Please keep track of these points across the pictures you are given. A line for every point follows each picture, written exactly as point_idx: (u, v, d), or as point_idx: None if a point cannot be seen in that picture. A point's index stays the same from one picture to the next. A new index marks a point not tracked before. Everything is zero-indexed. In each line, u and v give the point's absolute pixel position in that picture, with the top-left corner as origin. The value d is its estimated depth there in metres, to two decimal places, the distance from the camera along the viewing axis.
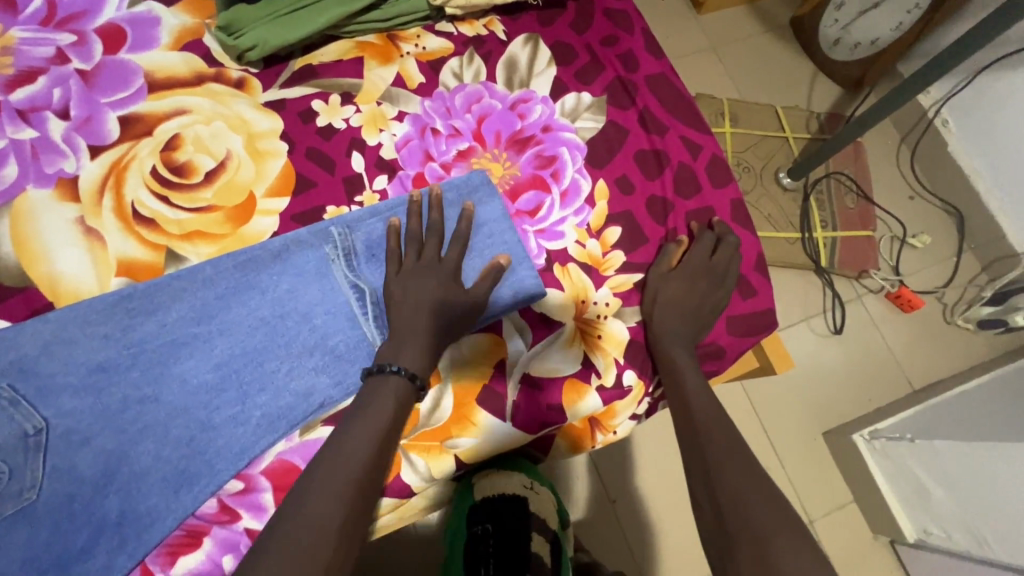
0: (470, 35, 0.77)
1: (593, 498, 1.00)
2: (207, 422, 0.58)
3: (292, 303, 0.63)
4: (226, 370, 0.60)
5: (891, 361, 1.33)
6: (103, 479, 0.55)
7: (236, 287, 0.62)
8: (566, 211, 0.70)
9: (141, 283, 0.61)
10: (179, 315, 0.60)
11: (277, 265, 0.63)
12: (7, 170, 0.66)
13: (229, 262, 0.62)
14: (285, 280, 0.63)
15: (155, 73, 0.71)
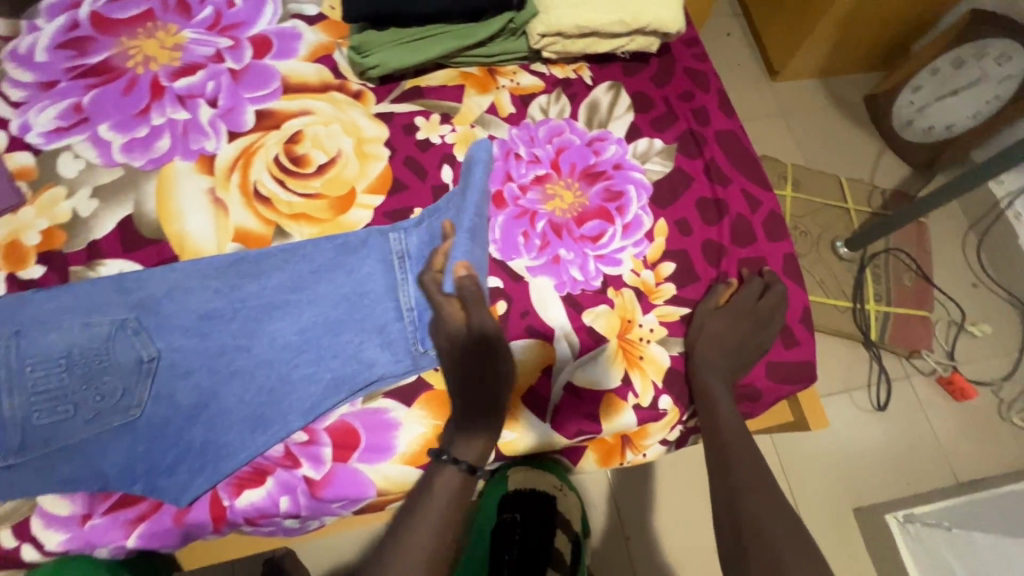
0: (561, 77, 0.86)
1: (607, 530, 1.02)
2: (287, 380, 0.66)
3: (371, 287, 0.71)
4: (308, 336, 0.68)
5: (936, 447, 1.28)
6: (194, 410, 0.64)
7: (327, 266, 0.71)
8: (626, 241, 0.77)
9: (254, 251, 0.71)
10: (278, 282, 0.70)
11: (365, 252, 0.72)
12: (162, 143, 0.79)
13: (326, 245, 0.72)
14: (367, 265, 0.72)
15: (290, 79, 0.84)
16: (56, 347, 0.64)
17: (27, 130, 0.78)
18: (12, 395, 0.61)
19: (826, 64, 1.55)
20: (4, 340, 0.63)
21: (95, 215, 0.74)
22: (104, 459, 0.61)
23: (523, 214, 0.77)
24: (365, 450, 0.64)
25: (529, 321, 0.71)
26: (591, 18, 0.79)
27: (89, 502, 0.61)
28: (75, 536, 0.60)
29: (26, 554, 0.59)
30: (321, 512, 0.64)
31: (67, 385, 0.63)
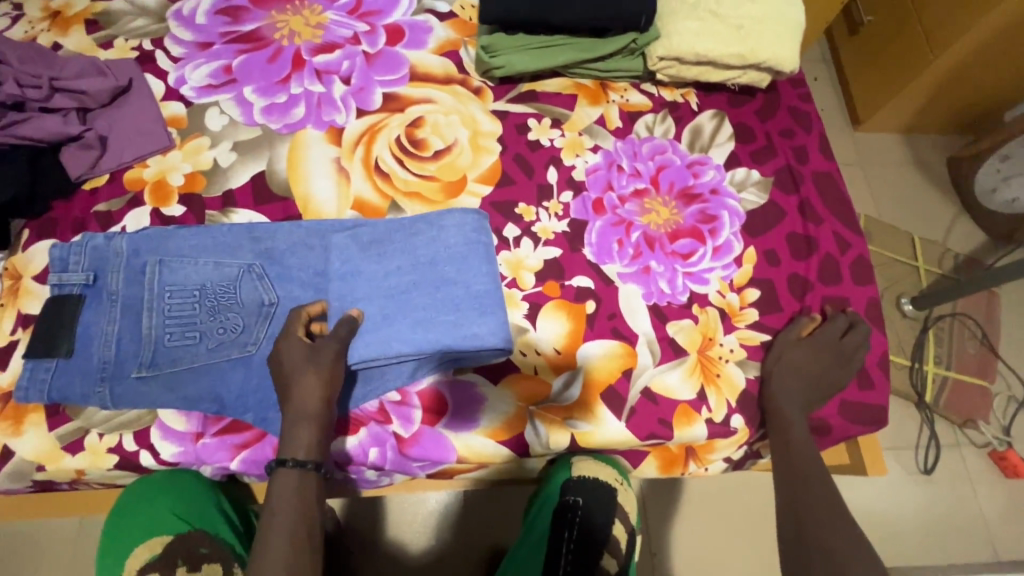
0: (669, 99, 0.90)
1: None
2: (374, 341, 0.68)
3: (460, 277, 0.72)
4: (395, 316, 0.70)
5: (980, 521, 1.26)
6: None
7: (426, 257, 0.73)
8: (715, 263, 0.80)
9: (365, 226, 0.76)
10: (377, 269, 0.73)
11: (463, 244, 0.74)
12: (297, 110, 0.85)
13: (427, 236, 0.75)
14: (462, 257, 0.73)
15: (418, 68, 0.90)
16: (192, 279, 0.71)
17: (182, 83, 0.86)
18: (151, 315, 0.69)
19: (914, 121, 1.54)
20: (148, 266, 0.70)
21: (233, 167, 0.81)
22: (219, 385, 0.67)
23: (620, 223, 0.81)
24: (451, 418, 0.70)
25: (614, 324, 0.75)
26: (711, 49, 0.83)
27: (202, 422, 0.67)
28: (187, 450, 0.66)
29: (144, 459, 0.66)
30: (403, 467, 0.70)
31: (197, 315, 0.70)
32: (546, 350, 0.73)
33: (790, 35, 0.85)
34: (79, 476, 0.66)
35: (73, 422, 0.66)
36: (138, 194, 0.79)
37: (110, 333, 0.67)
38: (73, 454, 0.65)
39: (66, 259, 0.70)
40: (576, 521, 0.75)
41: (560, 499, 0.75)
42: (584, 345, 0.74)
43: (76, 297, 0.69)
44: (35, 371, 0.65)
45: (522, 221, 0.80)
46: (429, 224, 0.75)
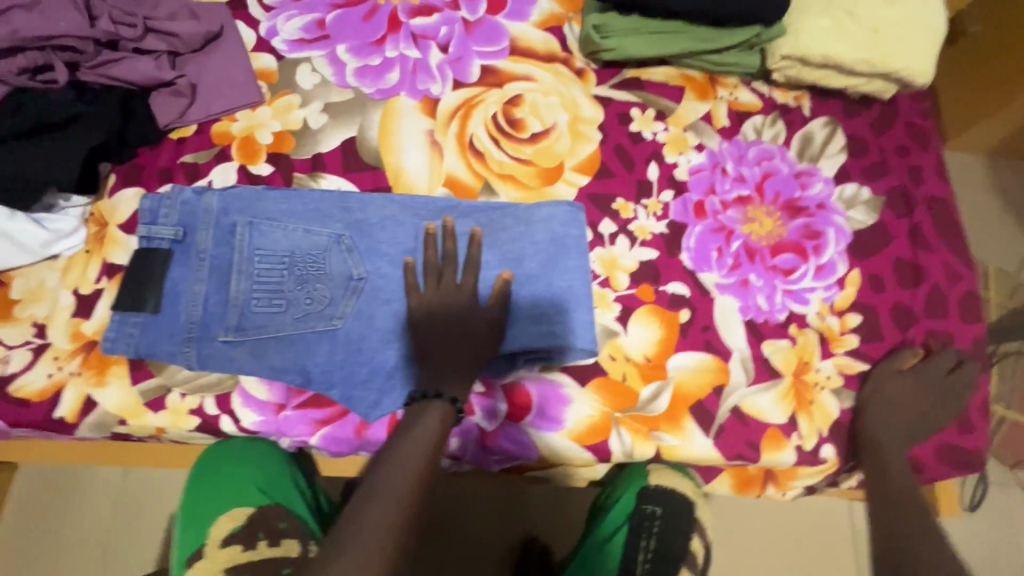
0: (780, 101, 0.85)
1: None
2: None
3: (545, 273, 0.69)
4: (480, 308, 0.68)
5: (1021, 565, 1.23)
6: (390, 334, 0.66)
7: (513, 252, 0.70)
8: (816, 283, 0.76)
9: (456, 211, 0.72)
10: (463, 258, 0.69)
11: (551, 240, 0.70)
12: (391, 75, 0.81)
13: (516, 230, 0.71)
14: (549, 254, 0.69)
15: (518, 41, 0.84)
16: (281, 245, 0.68)
17: (274, 35, 0.82)
18: (239, 278, 0.66)
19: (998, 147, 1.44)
20: (238, 226, 0.68)
21: (323, 129, 0.77)
22: (307, 358, 0.65)
23: (721, 230, 0.77)
24: (535, 416, 0.68)
25: (708, 337, 0.72)
26: (840, 52, 0.77)
27: (284, 393, 0.66)
28: (268, 420, 0.65)
29: (224, 425, 0.65)
30: (482, 460, 0.69)
31: (285, 282, 0.67)
32: (636, 357, 0.71)
33: (926, 45, 0.79)
34: (159, 433, 0.65)
35: (156, 378, 0.65)
36: (226, 148, 0.76)
37: (197, 293, 0.65)
38: (155, 412, 0.64)
39: (156, 211, 0.68)
40: (655, 531, 0.74)
41: (637, 509, 0.74)
42: (674, 355, 0.71)
43: (165, 251, 0.67)
44: (123, 324, 0.64)
45: (619, 217, 0.76)
46: (519, 217, 0.71)
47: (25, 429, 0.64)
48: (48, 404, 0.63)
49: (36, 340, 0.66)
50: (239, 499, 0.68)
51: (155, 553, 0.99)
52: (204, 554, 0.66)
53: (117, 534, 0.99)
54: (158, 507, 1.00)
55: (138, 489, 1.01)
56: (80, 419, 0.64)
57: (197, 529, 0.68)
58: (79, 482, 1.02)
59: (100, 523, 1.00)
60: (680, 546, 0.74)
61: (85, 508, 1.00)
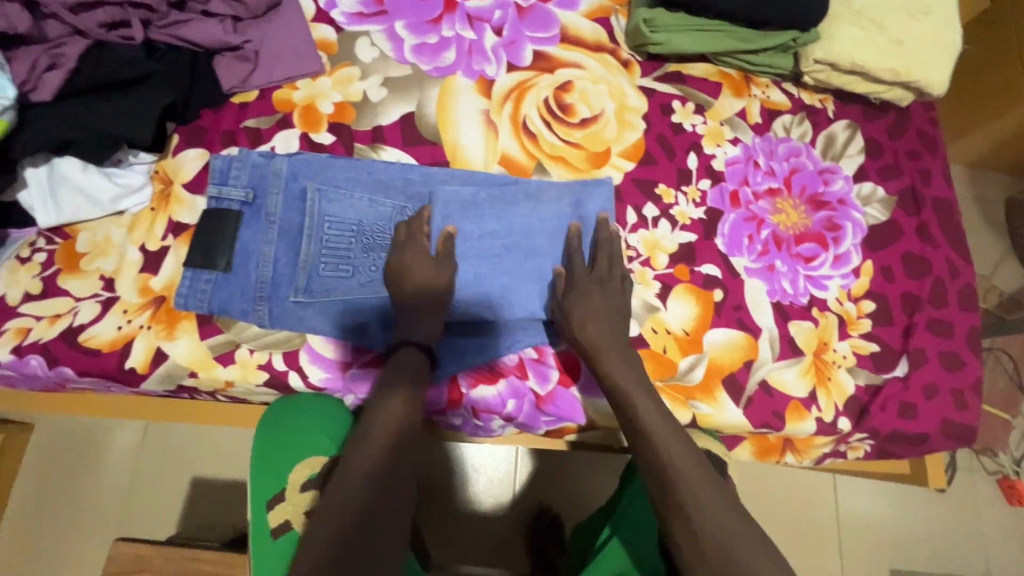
0: (807, 103, 0.91)
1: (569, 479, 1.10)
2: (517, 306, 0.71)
3: (549, 249, 0.73)
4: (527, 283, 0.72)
5: (980, 541, 1.35)
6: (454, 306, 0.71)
7: (521, 226, 0.73)
8: (835, 271, 0.83)
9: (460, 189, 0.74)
10: (475, 228, 0.72)
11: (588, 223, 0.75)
12: (448, 55, 0.84)
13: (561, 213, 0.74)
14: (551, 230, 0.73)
15: (568, 29, 0.88)
16: (348, 213, 0.71)
17: (333, 7, 0.83)
18: (309, 242, 0.69)
19: (982, 156, 1.53)
20: (307, 192, 0.70)
21: (383, 103, 0.80)
22: (372, 320, 0.69)
23: (752, 218, 0.83)
24: (584, 381, 0.73)
25: (740, 315, 0.78)
26: (867, 60, 0.84)
27: (350, 353, 0.70)
28: (335, 377, 0.69)
29: (292, 380, 0.68)
30: (534, 422, 0.73)
31: (351, 248, 0.70)
32: (676, 331, 0.76)
33: (943, 59, 0.86)
34: (226, 387, 0.68)
35: (225, 334, 0.67)
36: (287, 115, 0.77)
37: (267, 254, 0.68)
38: (225, 365, 0.67)
39: (226, 172, 0.70)
40: None
41: None
42: (711, 331, 0.76)
43: (236, 212, 0.69)
44: (196, 281, 0.67)
45: (661, 202, 0.82)
46: (529, 193, 0.74)
47: (94, 378, 0.66)
48: (119, 354, 0.65)
49: (104, 293, 0.67)
50: (311, 448, 0.71)
51: (178, 514, 0.99)
52: (285, 497, 0.70)
53: (139, 495, 1.00)
54: (181, 470, 1.01)
55: (162, 452, 1.01)
56: (150, 370, 0.66)
57: (276, 473, 0.72)
58: (100, 444, 1.01)
59: (123, 482, 1.00)
60: None
61: (106, 469, 1.01)
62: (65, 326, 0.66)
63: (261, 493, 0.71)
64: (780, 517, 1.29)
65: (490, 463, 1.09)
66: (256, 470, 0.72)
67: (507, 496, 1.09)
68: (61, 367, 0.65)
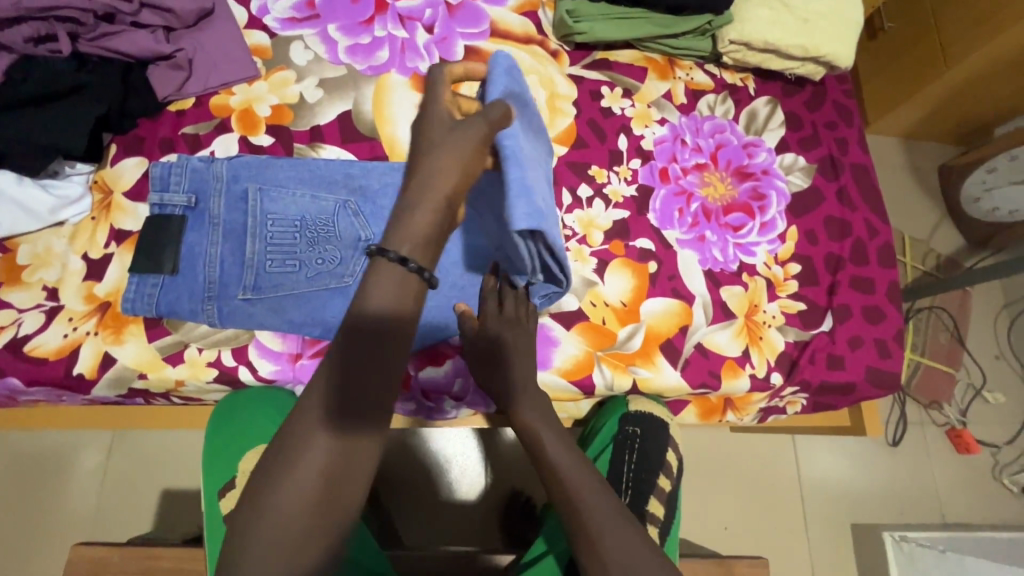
0: (729, 82, 0.96)
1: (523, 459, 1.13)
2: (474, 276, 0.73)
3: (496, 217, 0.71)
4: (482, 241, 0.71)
5: (933, 490, 1.42)
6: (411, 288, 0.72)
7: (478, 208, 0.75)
8: (762, 238, 0.88)
9: (501, 74, 0.66)
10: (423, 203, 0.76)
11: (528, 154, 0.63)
12: (381, 54, 0.86)
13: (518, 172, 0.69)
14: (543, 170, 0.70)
15: (498, 23, 0.91)
16: (292, 210, 0.73)
17: (265, 13, 0.85)
18: (254, 240, 0.70)
19: (913, 127, 1.61)
20: (249, 192, 0.72)
21: (320, 103, 0.82)
22: (326, 311, 0.70)
23: (682, 193, 0.87)
24: None
25: (674, 284, 0.82)
26: (778, 38, 0.90)
27: (298, 345, 0.72)
28: (284, 369, 0.71)
29: (242, 375, 0.70)
30: (483, 400, 0.77)
31: (297, 244, 0.72)
32: (614, 303, 0.80)
33: (847, 35, 0.92)
34: (177, 386, 0.69)
35: (172, 335, 0.69)
36: (225, 120, 0.79)
37: (213, 254, 0.69)
38: (174, 365, 0.69)
39: (167, 178, 0.71)
40: (636, 450, 0.80)
41: (619, 430, 0.81)
42: (647, 301, 0.81)
43: (178, 217, 0.71)
44: (142, 285, 0.68)
45: (594, 182, 0.86)
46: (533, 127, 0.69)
47: (42, 387, 0.67)
48: (66, 362, 0.67)
49: (48, 303, 0.68)
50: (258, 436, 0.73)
51: (148, 525, 1.00)
52: (236, 484, 0.72)
53: (106, 510, 1.00)
54: (147, 481, 1.01)
55: (127, 464, 1.02)
56: (99, 375, 0.67)
57: (227, 463, 0.74)
58: (62, 462, 1.01)
59: (88, 498, 1.00)
60: (658, 458, 0.82)
61: (71, 487, 1.00)
62: (9, 337, 0.66)
63: (212, 482, 0.73)
64: (744, 482, 1.34)
65: (461, 452, 1.12)
66: (207, 459, 0.74)
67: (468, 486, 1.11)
68: (8, 378, 0.66)
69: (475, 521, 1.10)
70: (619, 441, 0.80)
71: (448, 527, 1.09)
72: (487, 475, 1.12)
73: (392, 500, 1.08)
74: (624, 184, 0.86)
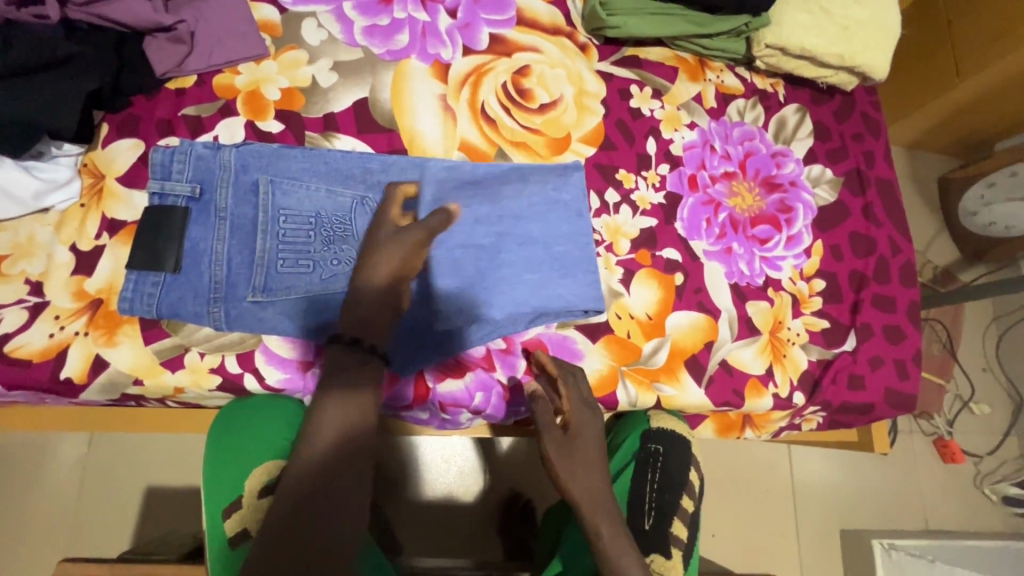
0: (760, 87, 0.93)
1: (524, 460, 1.11)
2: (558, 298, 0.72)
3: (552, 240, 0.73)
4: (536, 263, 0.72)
5: (919, 497, 1.46)
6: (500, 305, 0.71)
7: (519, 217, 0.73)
8: (788, 252, 0.85)
9: (433, 178, 0.72)
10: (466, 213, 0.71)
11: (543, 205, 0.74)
12: (400, 37, 0.80)
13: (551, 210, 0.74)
14: (545, 215, 0.74)
15: (525, 11, 0.85)
16: (306, 206, 0.67)
17: None
18: (265, 238, 0.65)
19: (916, 138, 1.60)
20: (260, 184, 0.66)
21: (334, 88, 0.76)
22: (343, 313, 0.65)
23: (709, 202, 0.84)
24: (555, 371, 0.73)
25: (700, 298, 0.79)
26: (815, 45, 0.86)
27: (310, 352, 0.67)
28: (294, 377, 0.66)
29: (248, 382, 0.65)
30: (503, 412, 0.74)
31: (312, 243, 0.66)
32: (640, 315, 0.77)
33: (883, 44, 0.90)
34: (176, 393, 0.64)
35: (171, 338, 0.64)
36: (230, 102, 0.72)
37: (220, 252, 0.64)
38: (173, 371, 0.63)
39: (169, 166, 0.65)
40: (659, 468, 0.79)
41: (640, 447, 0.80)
42: (673, 314, 0.78)
43: (181, 209, 0.65)
44: (141, 283, 0.62)
45: (622, 187, 0.82)
46: (521, 175, 0.75)
47: (25, 391, 0.61)
48: (53, 364, 0.61)
49: (32, 298, 0.62)
50: (267, 451, 0.69)
51: (131, 527, 0.94)
52: (241, 504, 0.67)
53: (87, 510, 0.94)
54: (131, 481, 0.96)
55: (109, 462, 0.96)
56: (89, 379, 0.61)
57: (232, 480, 0.69)
58: (38, 459, 0.95)
59: (67, 497, 0.94)
60: (681, 476, 0.81)
61: (47, 486, 0.94)
62: None
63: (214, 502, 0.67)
64: (738, 487, 1.35)
65: (462, 454, 1.09)
66: (208, 478, 0.69)
67: (466, 488, 1.08)
68: None
69: (474, 525, 1.07)
70: (640, 459, 0.79)
71: (446, 531, 1.06)
72: (488, 477, 1.09)
73: (388, 503, 1.05)
74: (651, 189, 0.83)
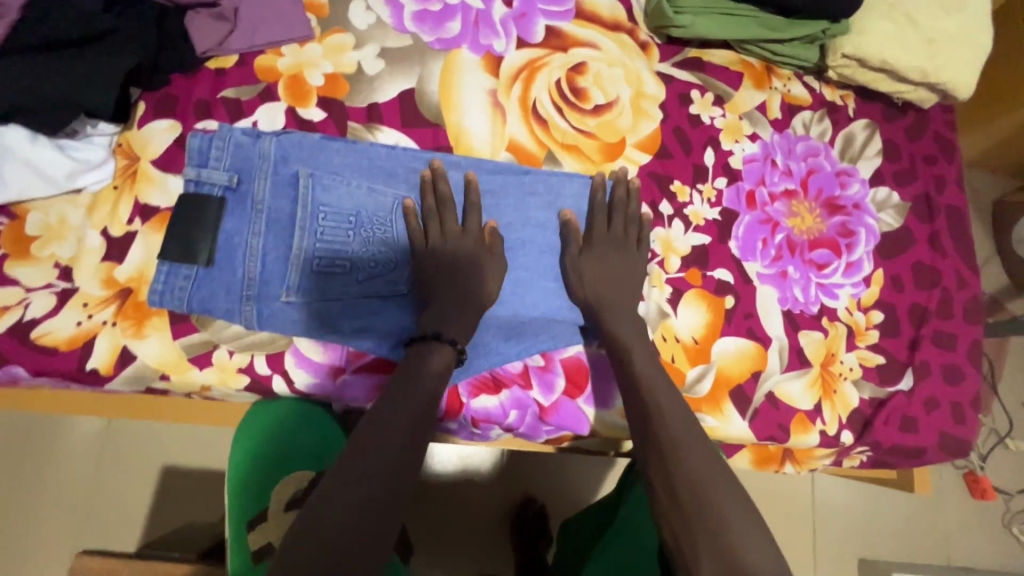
0: (829, 99, 0.87)
1: (536, 466, 1.08)
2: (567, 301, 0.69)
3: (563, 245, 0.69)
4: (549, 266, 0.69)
5: (944, 532, 1.41)
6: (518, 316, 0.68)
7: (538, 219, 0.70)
8: (846, 280, 0.80)
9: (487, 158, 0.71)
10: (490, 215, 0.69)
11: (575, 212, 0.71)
12: (452, 25, 0.75)
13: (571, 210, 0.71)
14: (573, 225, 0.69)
15: (584, 4, 0.80)
16: (346, 203, 0.63)
17: None
18: (302, 235, 0.61)
19: (977, 156, 1.51)
20: (299, 177, 0.63)
21: (380, 77, 0.72)
22: (374, 319, 0.63)
23: (767, 221, 0.79)
24: (591, 395, 0.70)
25: (750, 324, 0.75)
26: (897, 58, 0.80)
27: (340, 357, 0.64)
28: (323, 382, 0.64)
29: (276, 384, 0.63)
30: (535, 431, 0.70)
31: (349, 243, 0.63)
32: (685, 339, 0.73)
33: (970, 61, 0.83)
34: (202, 390, 0.62)
35: (199, 334, 0.61)
36: (271, 85, 0.69)
37: (255, 247, 0.61)
38: (201, 369, 0.61)
39: (207, 152, 0.62)
40: None
41: None
42: (720, 339, 0.73)
43: (217, 198, 0.62)
44: (172, 276, 0.59)
45: (676, 200, 0.77)
46: (549, 186, 0.71)
47: (49, 378, 0.59)
48: (79, 354, 0.59)
49: (60, 283, 0.60)
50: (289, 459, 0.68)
51: (147, 506, 0.94)
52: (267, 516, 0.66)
53: (105, 487, 0.94)
54: (147, 461, 0.95)
55: (128, 439, 0.95)
56: (116, 371, 0.59)
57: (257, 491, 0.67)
58: (58, 432, 0.94)
59: (84, 471, 0.94)
60: None
61: (66, 459, 0.94)
62: (14, 320, 0.58)
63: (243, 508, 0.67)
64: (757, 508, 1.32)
65: (477, 456, 1.07)
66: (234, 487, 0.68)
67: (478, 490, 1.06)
68: (11, 367, 0.58)
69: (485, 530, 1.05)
70: None
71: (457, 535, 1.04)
72: (500, 481, 1.07)
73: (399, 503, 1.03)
74: (705, 203, 0.78)
